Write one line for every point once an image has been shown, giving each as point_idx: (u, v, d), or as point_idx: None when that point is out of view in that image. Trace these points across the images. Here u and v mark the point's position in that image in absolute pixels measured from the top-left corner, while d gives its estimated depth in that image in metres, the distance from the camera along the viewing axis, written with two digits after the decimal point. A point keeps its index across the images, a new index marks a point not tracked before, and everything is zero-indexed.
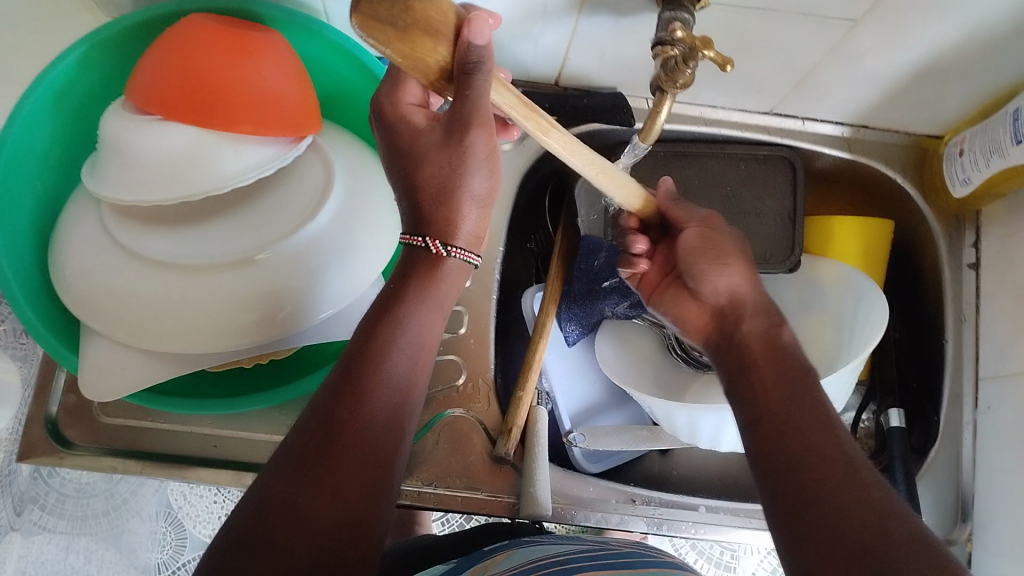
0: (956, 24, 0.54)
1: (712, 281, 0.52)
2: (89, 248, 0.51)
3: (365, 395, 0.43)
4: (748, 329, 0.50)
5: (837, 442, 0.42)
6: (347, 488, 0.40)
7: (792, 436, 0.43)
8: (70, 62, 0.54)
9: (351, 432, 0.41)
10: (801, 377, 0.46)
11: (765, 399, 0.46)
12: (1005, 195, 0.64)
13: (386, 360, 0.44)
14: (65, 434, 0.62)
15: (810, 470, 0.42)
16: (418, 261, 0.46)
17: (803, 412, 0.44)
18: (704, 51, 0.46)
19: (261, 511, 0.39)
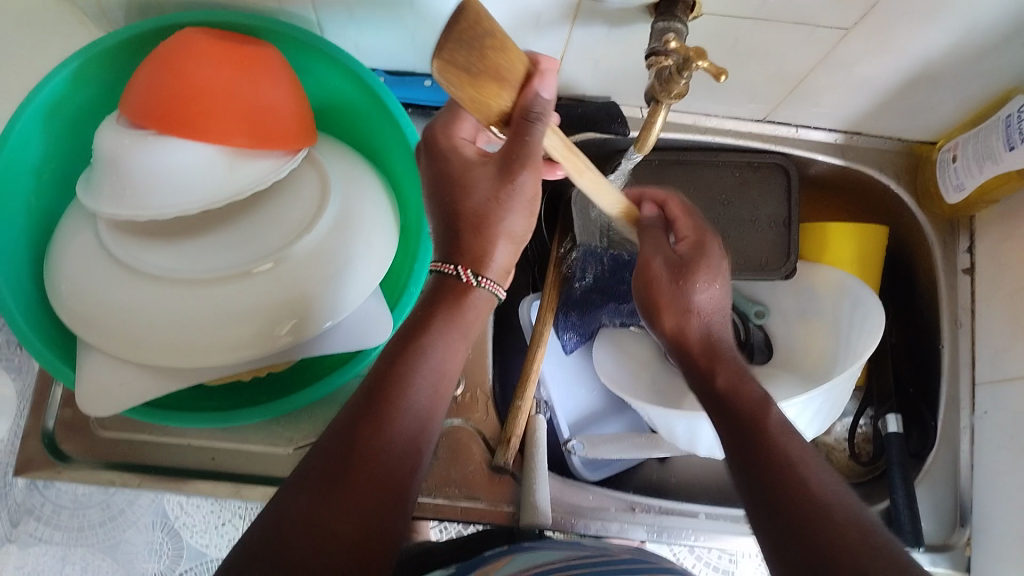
0: (947, 31, 0.54)
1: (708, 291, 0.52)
2: (86, 263, 0.51)
3: (389, 416, 0.41)
4: (727, 373, 0.51)
5: (808, 484, 0.42)
6: (364, 506, 0.39)
7: (762, 486, 0.43)
8: (64, 77, 0.54)
9: (372, 450, 0.40)
10: (773, 424, 0.46)
11: (739, 450, 0.45)
12: (999, 199, 0.65)
13: (410, 384, 0.43)
14: (64, 449, 0.62)
15: (779, 517, 0.41)
16: (445, 287, 0.46)
17: (776, 460, 0.43)
18: (697, 62, 0.46)
19: (281, 524, 0.37)
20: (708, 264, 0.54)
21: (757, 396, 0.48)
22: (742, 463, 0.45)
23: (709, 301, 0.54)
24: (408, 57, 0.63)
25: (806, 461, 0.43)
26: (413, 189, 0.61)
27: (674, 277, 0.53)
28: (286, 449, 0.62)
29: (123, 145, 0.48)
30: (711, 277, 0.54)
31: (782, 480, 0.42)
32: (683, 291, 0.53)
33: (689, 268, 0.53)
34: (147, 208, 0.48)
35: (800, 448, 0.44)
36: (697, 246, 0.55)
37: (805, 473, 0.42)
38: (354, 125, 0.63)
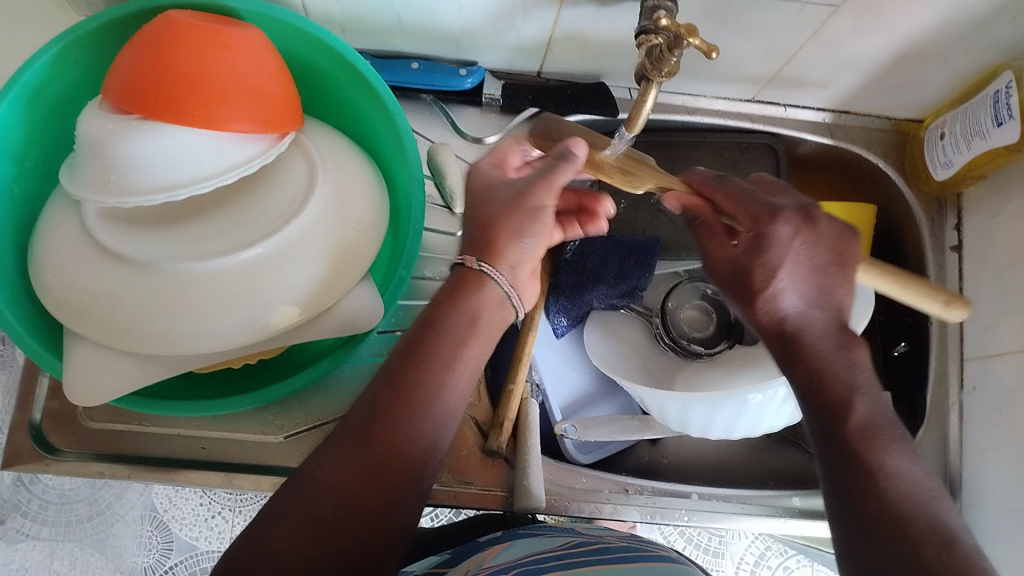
0: (935, 8, 0.55)
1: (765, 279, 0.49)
2: (70, 250, 0.50)
3: (407, 393, 0.44)
4: (821, 361, 0.48)
5: (894, 502, 0.42)
6: (369, 496, 0.42)
7: (844, 490, 0.44)
8: (43, 63, 0.53)
9: (390, 423, 0.43)
10: (859, 426, 0.46)
11: (822, 441, 0.47)
12: (985, 176, 0.65)
13: (427, 362, 0.45)
14: (51, 440, 0.61)
15: (854, 514, 0.43)
16: (468, 281, 0.48)
17: (860, 468, 0.44)
18: (688, 39, 0.45)
19: (303, 495, 0.41)
20: (774, 265, 0.49)
21: (842, 387, 0.47)
22: (825, 455, 0.46)
23: (796, 295, 0.49)
24: (394, 37, 0.63)
25: (895, 470, 0.44)
26: (397, 172, 0.60)
27: (755, 274, 0.50)
28: (277, 437, 0.62)
29: (106, 130, 0.47)
30: (776, 274, 0.49)
31: (868, 491, 0.43)
32: (760, 289, 0.50)
33: (766, 266, 0.49)
34: (133, 193, 0.47)
35: (887, 451, 0.45)
36: (756, 243, 0.49)
37: (890, 485, 0.43)
38: (341, 109, 0.62)
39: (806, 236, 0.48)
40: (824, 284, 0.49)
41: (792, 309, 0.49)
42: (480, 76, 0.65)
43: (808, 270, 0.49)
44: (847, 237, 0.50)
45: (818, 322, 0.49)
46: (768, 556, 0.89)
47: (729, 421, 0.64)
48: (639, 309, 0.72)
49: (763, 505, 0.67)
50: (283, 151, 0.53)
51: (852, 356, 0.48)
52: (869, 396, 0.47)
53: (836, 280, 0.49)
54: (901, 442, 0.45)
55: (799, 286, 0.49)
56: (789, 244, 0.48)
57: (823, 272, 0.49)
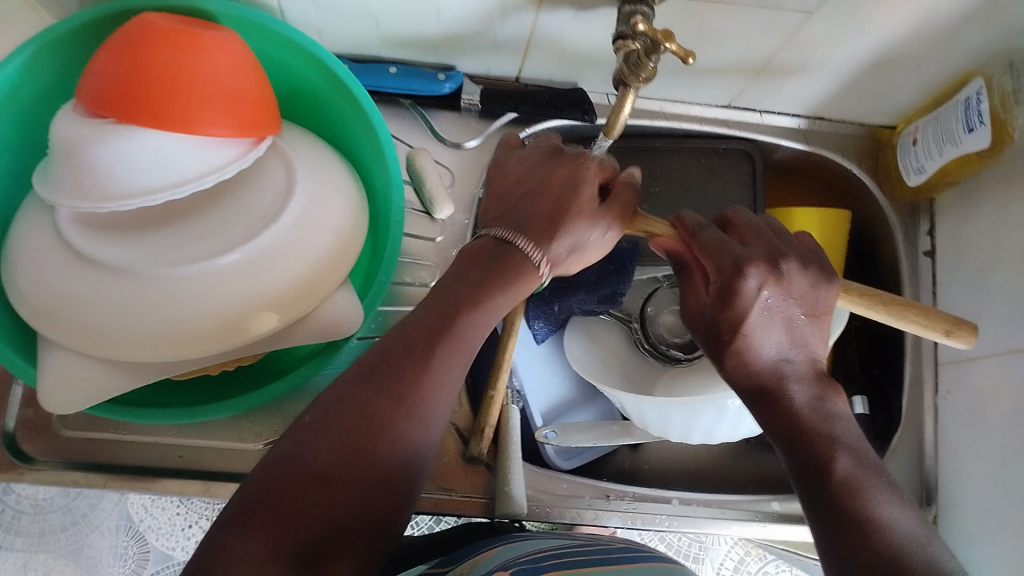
0: (906, 16, 0.56)
1: (743, 345, 0.51)
2: (44, 254, 0.50)
3: (432, 354, 0.45)
4: (796, 415, 0.49)
5: (884, 546, 0.41)
6: (365, 472, 0.42)
7: (837, 538, 0.43)
8: (16, 67, 0.52)
9: (408, 378, 0.44)
10: (844, 475, 0.45)
11: (806, 486, 0.46)
12: (958, 181, 0.66)
13: (456, 326, 0.47)
14: (24, 449, 0.60)
15: (847, 558, 0.42)
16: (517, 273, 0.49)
17: (848, 514, 0.43)
18: (665, 44, 0.46)
19: (322, 435, 0.42)
20: (739, 318, 0.51)
21: (824, 442, 0.47)
22: (809, 501, 0.46)
23: (769, 344, 0.51)
24: (372, 42, 0.63)
25: (885, 518, 0.43)
26: (374, 177, 0.60)
27: (725, 327, 0.52)
28: (255, 444, 0.61)
29: (80, 134, 0.47)
30: (750, 331, 0.51)
31: (860, 542, 0.42)
32: (736, 343, 0.51)
33: (734, 319, 0.51)
34: (109, 198, 0.47)
35: (876, 499, 0.44)
36: (724, 294, 0.51)
37: (881, 532, 0.42)
38: (319, 112, 0.62)
39: (777, 288, 0.50)
40: (794, 333, 0.52)
41: (769, 356, 0.51)
42: (458, 82, 0.65)
43: (774, 323, 0.51)
44: (818, 286, 0.51)
45: (793, 369, 0.51)
46: (747, 562, 0.89)
47: (709, 425, 0.64)
48: (619, 314, 0.73)
49: (743, 510, 0.67)
50: (262, 153, 0.53)
51: (827, 408, 0.49)
52: (850, 449, 0.47)
53: (803, 327, 0.52)
54: (887, 491, 0.44)
55: (772, 338, 0.51)
56: (757, 298, 0.50)
57: (792, 321, 0.52)
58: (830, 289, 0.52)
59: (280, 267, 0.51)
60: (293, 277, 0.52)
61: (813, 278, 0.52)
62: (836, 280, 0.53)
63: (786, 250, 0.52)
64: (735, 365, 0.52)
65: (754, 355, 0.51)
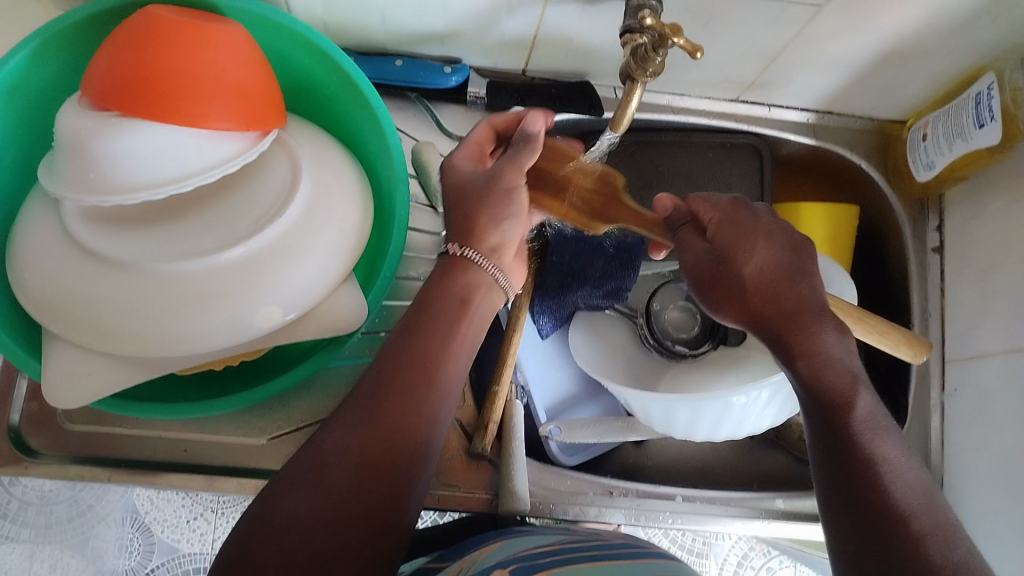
0: (916, 10, 0.55)
1: (751, 267, 0.48)
2: (48, 250, 0.50)
3: (415, 363, 0.46)
4: (823, 353, 0.46)
5: (896, 500, 0.43)
6: (368, 486, 0.42)
7: (849, 488, 0.44)
8: (21, 60, 0.52)
9: (394, 389, 0.45)
10: (863, 419, 0.45)
11: (821, 431, 0.46)
12: (967, 177, 0.65)
13: (434, 330, 0.48)
14: (30, 443, 0.60)
15: (860, 511, 0.43)
16: (465, 273, 0.50)
17: (860, 458, 0.44)
18: (673, 39, 0.45)
19: (318, 460, 0.42)
20: (743, 239, 0.49)
21: (847, 379, 0.46)
22: (822, 447, 0.46)
23: (775, 267, 0.48)
24: (377, 35, 0.62)
25: (897, 468, 0.44)
26: (379, 171, 0.59)
27: (732, 253, 0.49)
28: (259, 439, 0.61)
29: (86, 128, 0.47)
30: (754, 250, 0.48)
31: (871, 493, 0.43)
32: (738, 266, 0.48)
33: (739, 240, 0.49)
34: (113, 191, 0.46)
35: (887, 445, 0.45)
36: (729, 221, 0.50)
37: (888, 477, 0.43)
38: (323, 106, 0.61)
39: (773, 218, 0.50)
40: (802, 265, 0.49)
41: (776, 281, 0.48)
42: (464, 74, 0.65)
43: (781, 248, 0.49)
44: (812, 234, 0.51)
45: (813, 299, 0.48)
46: (752, 556, 0.89)
47: (714, 421, 0.63)
48: (623, 309, 0.73)
49: (747, 508, 0.67)
50: (266, 148, 0.53)
51: (849, 341, 0.47)
52: (869, 387, 0.46)
53: (808, 262, 0.49)
54: (898, 436, 0.45)
55: (777, 260, 0.48)
56: (759, 223, 0.50)
57: (797, 254, 0.49)
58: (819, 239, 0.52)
59: (286, 260, 0.51)
60: (303, 273, 0.52)
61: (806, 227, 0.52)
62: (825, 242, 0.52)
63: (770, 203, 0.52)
64: (748, 295, 0.48)
65: (762, 283, 0.48)
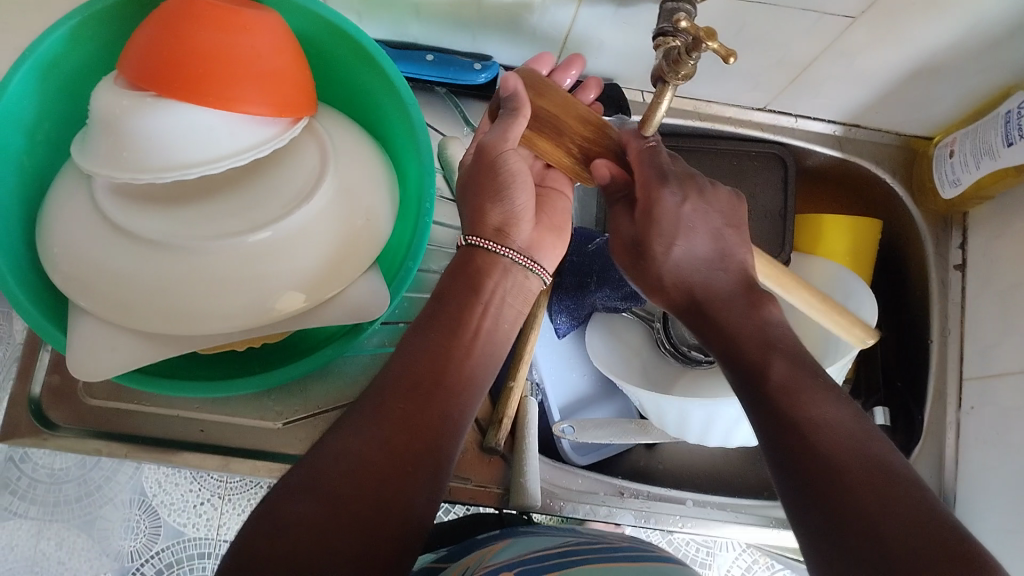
0: (952, 26, 0.55)
1: (668, 257, 0.52)
2: (79, 223, 0.50)
3: (440, 352, 0.47)
4: (732, 326, 0.49)
5: (824, 447, 0.42)
6: (393, 465, 0.42)
7: (777, 443, 0.43)
8: (61, 37, 0.52)
9: (409, 368, 0.46)
10: (782, 380, 0.45)
11: (755, 409, 0.46)
12: (993, 196, 0.65)
13: (455, 315, 0.49)
14: (49, 416, 0.61)
15: (788, 465, 0.42)
16: (474, 257, 0.51)
17: (791, 422, 0.43)
18: (707, 42, 0.45)
19: (343, 437, 0.42)
20: (663, 230, 0.51)
21: (760, 347, 0.47)
22: (759, 420, 0.45)
23: (693, 251, 0.51)
24: (411, 28, 0.63)
25: (825, 420, 0.43)
26: (407, 163, 0.60)
27: (653, 242, 0.52)
28: (274, 423, 0.62)
29: (120, 107, 0.47)
30: (674, 239, 0.51)
31: (800, 444, 0.42)
32: (657, 255, 0.52)
33: (661, 232, 0.51)
34: (146, 170, 0.47)
35: (814, 401, 0.44)
36: (647, 212, 0.52)
37: (818, 432, 0.42)
38: (353, 96, 0.62)
39: (696, 202, 0.51)
40: (721, 244, 0.52)
41: (698, 264, 0.52)
42: (495, 71, 0.65)
43: (698, 234, 0.51)
44: (735, 204, 0.53)
45: (723, 279, 0.51)
46: (755, 569, 0.89)
47: (728, 427, 0.63)
48: (642, 312, 0.73)
49: (757, 516, 0.67)
50: (297, 135, 0.53)
51: (763, 313, 0.50)
52: (786, 353, 0.47)
53: (732, 238, 0.52)
54: (824, 391, 0.44)
55: (699, 246, 0.51)
56: (679, 213, 0.51)
57: (718, 233, 0.52)
58: (741, 209, 0.54)
59: (311, 245, 0.52)
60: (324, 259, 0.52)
61: (731, 199, 0.53)
62: (744, 199, 0.55)
63: (704, 179, 0.53)
64: (671, 280, 0.52)
65: (675, 275, 0.52)
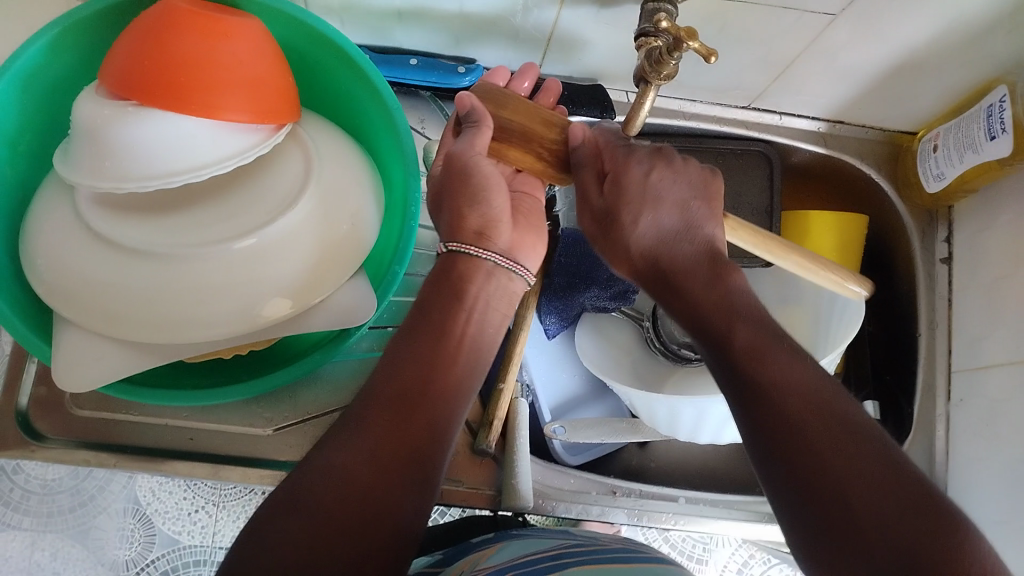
0: (932, 21, 0.55)
1: (634, 227, 0.51)
2: (63, 234, 0.50)
3: (427, 359, 0.47)
4: (697, 292, 0.48)
5: (797, 416, 0.41)
6: (383, 472, 0.42)
7: (750, 413, 0.42)
8: (41, 47, 0.52)
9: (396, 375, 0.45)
10: (747, 347, 0.44)
11: (727, 380, 0.45)
12: (978, 189, 0.66)
13: (442, 322, 0.49)
14: (37, 427, 0.60)
15: (762, 437, 0.41)
16: (456, 263, 0.51)
17: (755, 387, 0.43)
18: (687, 42, 0.45)
19: (332, 448, 0.42)
20: (629, 201, 0.51)
21: (726, 314, 0.46)
22: (732, 390, 0.44)
23: (660, 221, 0.51)
24: (394, 32, 0.63)
25: (795, 385, 0.42)
26: (392, 166, 0.60)
27: (619, 213, 0.52)
28: (264, 430, 0.62)
29: (102, 116, 0.47)
30: (641, 210, 0.51)
31: (773, 413, 0.41)
32: (622, 226, 0.52)
33: (627, 202, 0.51)
34: (128, 179, 0.47)
35: (781, 365, 0.43)
36: (614, 184, 0.52)
37: (789, 399, 0.41)
38: (336, 100, 0.62)
39: (662, 173, 0.52)
40: (688, 215, 0.51)
41: (664, 234, 0.51)
42: (478, 75, 0.65)
43: (665, 205, 0.51)
44: (707, 178, 0.52)
45: (688, 246, 0.50)
46: (751, 565, 0.89)
47: (718, 424, 0.63)
48: (631, 312, 0.73)
49: (750, 512, 0.67)
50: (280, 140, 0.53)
51: (727, 282, 0.48)
52: (751, 318, 0.46)
53: (700, 211, 0.51)
54: (789, 354, 0.43)
55: (665, 218, 0.51)
56: (644, 182, 0.51)
57: (686, 203, 0.51)
58: (716, 185, 0.52)
59: (296, 251, 0.52)
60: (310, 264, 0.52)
61: (704, 174, 0.52)
62: (721, 174, 0.54)
63: (676, 158, 0.53)
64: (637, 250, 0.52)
65: (642, 245, 0.51)
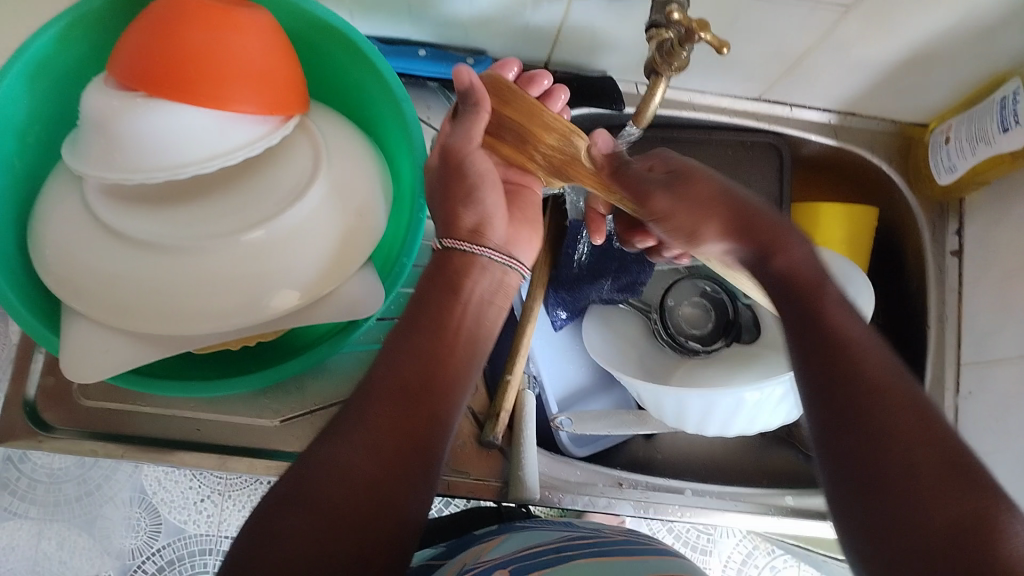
0: (947, 14, 0.55)
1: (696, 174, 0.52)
2: (71, 225, 0.50)
3: (438, 354, 0.46)
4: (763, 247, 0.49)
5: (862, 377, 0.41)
6: (389, 466, 0.41)
7: (818, 371, 0.43)
8: (48, 39, 0.52)
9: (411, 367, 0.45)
10: (824, 305, 0.45)
11: (800, 336, 0.45)
12: (990, 182, 0.65)
13: (452, 315, 0.48)
14: (45, 418, 0.61)
15: (828, 394, 0.42)
16: (451, 260, 0.50)
17: (819, 344, 0.43)
18: (700, 34, 0.45)
19: (341, 438, 0.42)
20: (678, 162, 0.53)
21: (803, 274, 0.47)
22: (804, 348, 0.44)
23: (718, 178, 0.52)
24: (402, 23, 0.62)
25: (861, 350, 0.42)
26: (400, 158, 0.60)
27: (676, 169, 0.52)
28: (271, 421, 0.62)
29: (111, 108, 0.47)
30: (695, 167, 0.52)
31: (839, 373, 0.42)
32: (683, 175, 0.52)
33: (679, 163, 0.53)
34: (138, 170, 0.47)
35: (851, 329, 0.43)
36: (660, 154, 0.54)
37: (859, 363, 0.41)
38: (344, 91, 0.62)
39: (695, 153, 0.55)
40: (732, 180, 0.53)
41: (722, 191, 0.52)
42: (486, 66, 0.65)
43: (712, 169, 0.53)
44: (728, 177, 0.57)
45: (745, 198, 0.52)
46: (755, 555, 0.89)
47: (727, 415, 0.63)
48: (638, 304, 0.73)
49: (756, 504, 0.67)
50: (289, 132, 0.53)
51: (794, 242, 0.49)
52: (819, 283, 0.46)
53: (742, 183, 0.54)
54: (854, 319, 0.44)
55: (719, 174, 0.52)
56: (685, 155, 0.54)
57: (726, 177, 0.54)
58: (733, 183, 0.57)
59: (302, 243, 0.51)
60: (316, 258, 0.52)
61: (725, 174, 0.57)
62: None
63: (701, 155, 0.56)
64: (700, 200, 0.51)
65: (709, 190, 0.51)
